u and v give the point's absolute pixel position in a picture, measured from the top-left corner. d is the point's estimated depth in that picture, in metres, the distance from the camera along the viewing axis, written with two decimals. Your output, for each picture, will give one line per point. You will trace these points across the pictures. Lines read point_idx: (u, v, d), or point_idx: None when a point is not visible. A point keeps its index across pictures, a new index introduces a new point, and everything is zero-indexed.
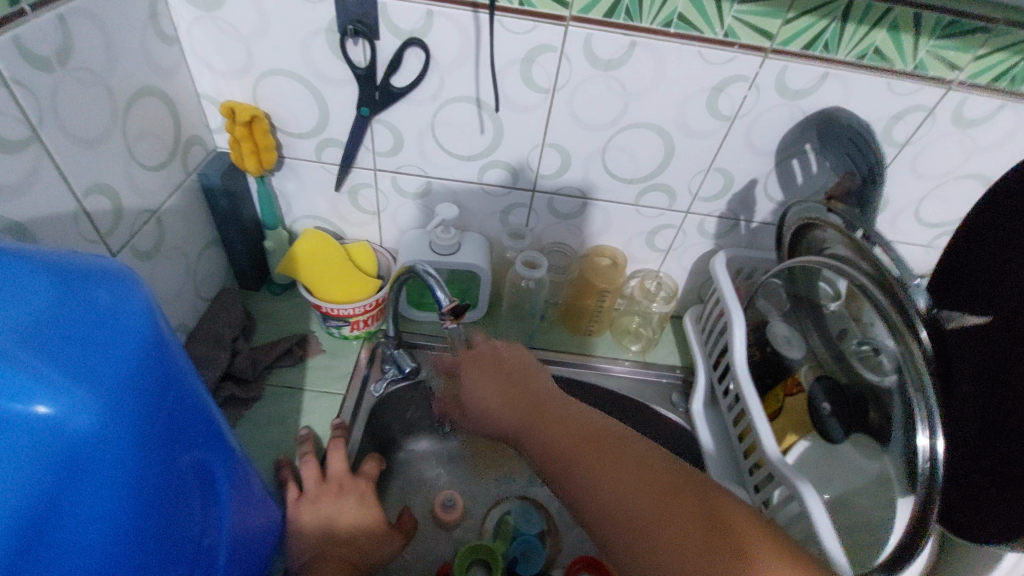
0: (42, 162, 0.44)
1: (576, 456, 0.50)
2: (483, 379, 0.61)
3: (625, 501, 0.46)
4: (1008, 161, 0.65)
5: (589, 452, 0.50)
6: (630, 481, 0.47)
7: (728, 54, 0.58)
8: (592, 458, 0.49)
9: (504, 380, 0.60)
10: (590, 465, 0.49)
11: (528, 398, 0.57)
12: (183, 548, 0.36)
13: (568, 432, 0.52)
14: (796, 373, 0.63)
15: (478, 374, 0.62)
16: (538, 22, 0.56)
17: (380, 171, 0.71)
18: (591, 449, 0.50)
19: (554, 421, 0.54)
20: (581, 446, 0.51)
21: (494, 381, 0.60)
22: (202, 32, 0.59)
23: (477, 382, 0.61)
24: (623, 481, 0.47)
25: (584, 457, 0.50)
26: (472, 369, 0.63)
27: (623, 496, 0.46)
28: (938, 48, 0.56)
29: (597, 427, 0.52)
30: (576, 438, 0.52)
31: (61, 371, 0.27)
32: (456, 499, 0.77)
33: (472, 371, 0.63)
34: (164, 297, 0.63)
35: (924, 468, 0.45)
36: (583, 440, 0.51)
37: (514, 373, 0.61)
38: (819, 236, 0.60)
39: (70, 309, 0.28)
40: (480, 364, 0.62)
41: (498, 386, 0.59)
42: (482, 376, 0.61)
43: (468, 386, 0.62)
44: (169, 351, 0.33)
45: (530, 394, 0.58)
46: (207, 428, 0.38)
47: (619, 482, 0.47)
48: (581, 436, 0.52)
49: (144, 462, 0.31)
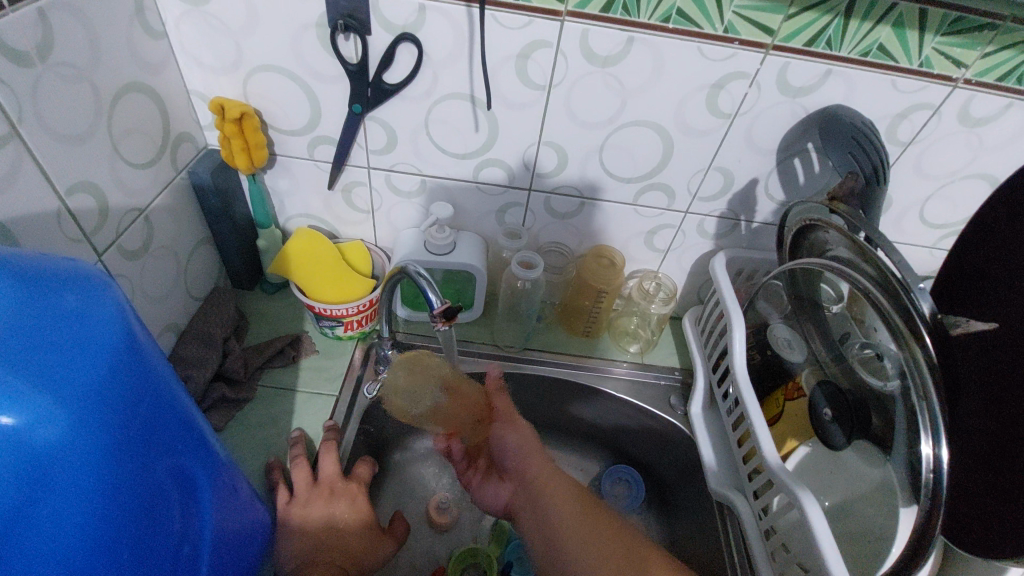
0: (22, 160, 0.43)
1: (576, 506, 0.60)
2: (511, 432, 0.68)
3: (615, 544, 0.56)
4: (1013, 162, 0.64)
5: (582, 504, 0.61)
6: (607, 522, 0.59)
7: (729, 51, 0.56)
8: (582, 508, 0.60)
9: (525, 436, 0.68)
10: (578, 509, 0.60)
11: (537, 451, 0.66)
12: (161, 558, 0.35)
13: (569, 485, 0.64)
14: (797, 377, 0.62)
15: (512, 419, 0.70)
16: (533, 17, 0.55)
17: (374, 169, 0.70)
18: (590, 510, 0.60)
19: (556, 480, 0.63)
20: (583, 505, 0.61)
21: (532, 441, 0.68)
22: (190, 27, 0.58)
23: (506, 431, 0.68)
24: (591, 523, 0.59)
25: (582, 510, 0.60)
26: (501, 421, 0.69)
27: (595, 530, 0.58)
28: (944, 45, 0.54)
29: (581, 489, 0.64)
30: (577, 497, 0.62)
31: (28, 380, 0.26)
32: (451, 501, 0.75)
33: (507, 413, 0.70)
34: (153, 296, 0.62)
35: (928, 479, 0.44)
36: (579, 491, 0.63)
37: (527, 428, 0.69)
38: (821, 237, 0.58)
39: (36, 314, 0.28)
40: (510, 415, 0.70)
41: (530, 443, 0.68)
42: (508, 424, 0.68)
43: (503, 430, 0.69)
44: (143, 355, 0.32)
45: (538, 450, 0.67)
46: (188, 434, 0.37)
47: (600, 520, 0.59)
48: (576, 497, 0.62)
49: (118, 471, 0.30)
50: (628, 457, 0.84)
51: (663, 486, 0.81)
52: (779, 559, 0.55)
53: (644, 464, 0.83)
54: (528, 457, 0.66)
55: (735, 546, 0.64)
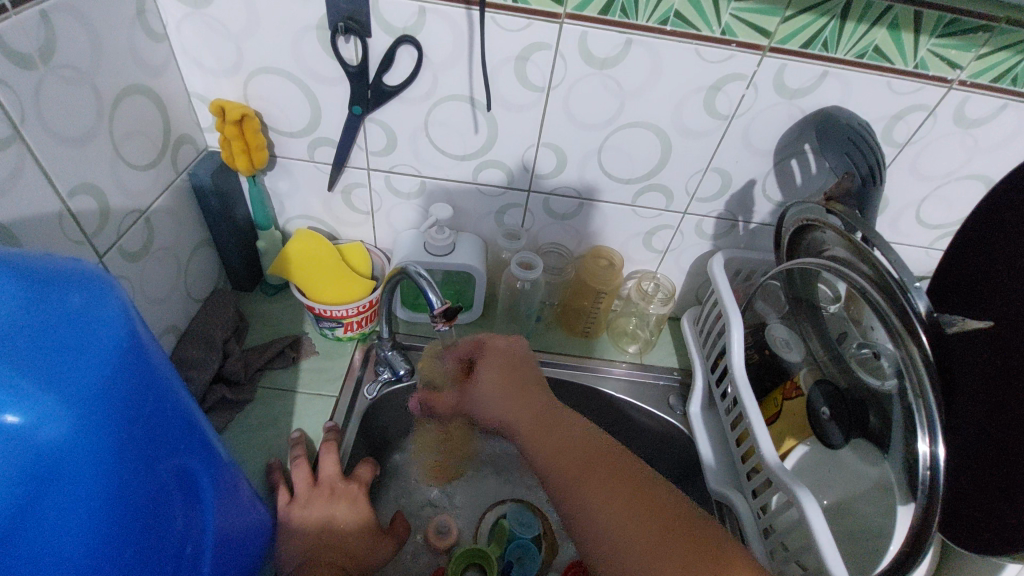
0: (24, 161, 0.43)
1: (576, 467, 0.51)
2: (497, 387, 0.59)
3: (616, 525, 0.47)
4: (1008, 162, 0.64)
5: (586, 463, 0.51)
6: (613, 496, 0.48)
7: (726, 53, 0.57)
8: (583, 474, 0.50)
9: (517, 388, 0.59)
10: (586, 471, 0.50)
11: (521, 405, 0.57)
12: (164, 554, 0.35)
13: (571, 437, 0.54)
14: (794, 376, 0.63)
15: (489, 377, 0.60)
16: (532, 19, 0.55)
17: (374, 171, 0.70)
18: (591, 472, 0.50)
19: (558, 436, 0.54)
20: (585, 468, 0.51)
21: (513, 385, 0.59)
22: (191, 29, 0.58)
23: (491, 389, 0.59)
24: (603, 490, 0.49)
25: (582, 473, 0.50)
26: (487, 377, 0.60)
27: (612, 493, 0.49)
28: (939, 47, 0.55)
29: (589, 442, 0.53)
30: (579, 451, 0.52)
31: (35, 381, 0.26)
32: (449, 524, 0.74)
33: (485, 374, 0.61)
34: (154, 298, 0.62)
35: (925, 477, 0.44)
36: (583, 447, 0.53)
37: (517, 371, 0.61)
38: (818, 237, 0.59)
39: (42, 314, 0.28)
40: (496, 373, 0.60)
41: (514, 392, 0.58)
42: (499, 379, 0.60)
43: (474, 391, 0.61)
44: (148, 357, 0.33)
45: (533, 402, 0.57)
46: (190, 435, 0.37)
47: (602, 490, 0.49)
48: (580, 454, 0.52)
49: (122, 470, 0.31)
50: None
51: None
52: (777, 558, 0.55)
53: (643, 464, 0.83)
54: (510, 416, 0.57)
55: None
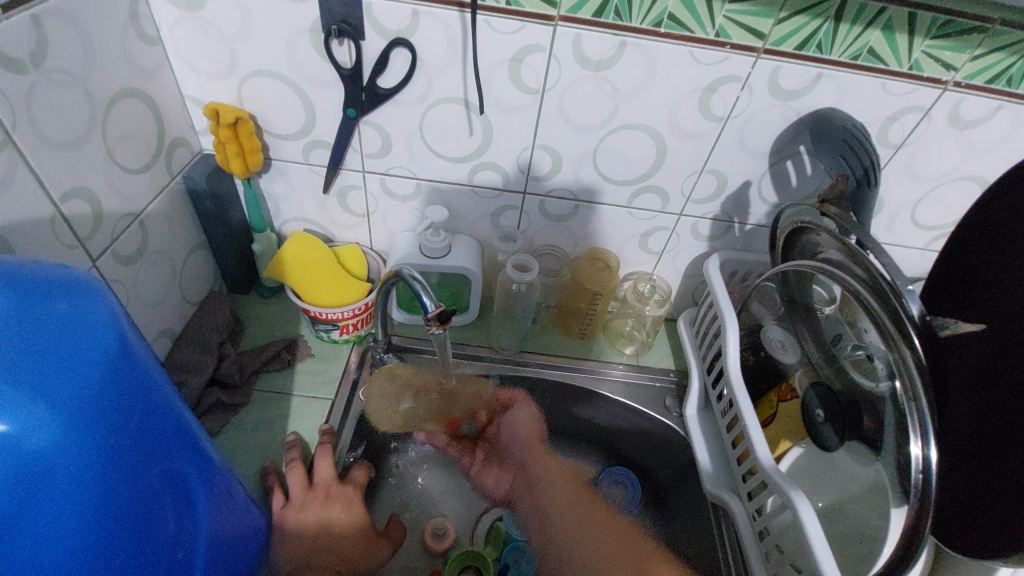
0: (16, 165, 0.43)
1: (568, 495, 0.71)
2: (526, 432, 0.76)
3: (586, 547, 0.66)
4: (1004, 163, 0.64)
5: (579, 501, 0.71)
6: (594, 521, 0.68)
7: (720, 55, 0.57)
8: (574, 504, 0.70)
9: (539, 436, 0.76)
10: (575, 500, 0.71)
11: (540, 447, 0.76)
12: (156, 558, 0.35)
13: (564, 473, 0.74)
14: (791, 378, 0.63)
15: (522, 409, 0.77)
16: (526, 22, 0.55)
17: (369, 173, 0.70)
18: (580, 505, 0.70)
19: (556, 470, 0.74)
20: (576, 496, 0.71)
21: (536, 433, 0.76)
22: (184, 32, 0.58)
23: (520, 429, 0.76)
24: (584, 529, 0.67)
25: (570, 500, 0.71)
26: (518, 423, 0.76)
27: (585, 519, 0.69)
28: (933, 48, 0.55)
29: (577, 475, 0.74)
30: (570, 485, 0.73)
31: (20, 389, 0.26)
32: (447, 527, 0.73)
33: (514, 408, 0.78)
34: (148, 301, 0.62)
35: (918, 481, 0.44)
36: (574, 480, 0.73)
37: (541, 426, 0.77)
38: (813, 239, 0.59)
39: (30, 322, 0.28)
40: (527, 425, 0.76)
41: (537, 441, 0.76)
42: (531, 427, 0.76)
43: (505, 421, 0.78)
44: (138, 362, 0.33)
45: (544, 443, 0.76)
46: (182, 441, 0.37)
47: (584, 533, 0.67)
48: (574, 487, 0.72)
49: (112, 477, 0.30)
50: (623, 458, 0.84)
51: (658, 487, 0.81)
52: (773, 560, 0.55)
53: (639, 465, 0.83)
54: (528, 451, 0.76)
55: (729, 548, 0.64)
